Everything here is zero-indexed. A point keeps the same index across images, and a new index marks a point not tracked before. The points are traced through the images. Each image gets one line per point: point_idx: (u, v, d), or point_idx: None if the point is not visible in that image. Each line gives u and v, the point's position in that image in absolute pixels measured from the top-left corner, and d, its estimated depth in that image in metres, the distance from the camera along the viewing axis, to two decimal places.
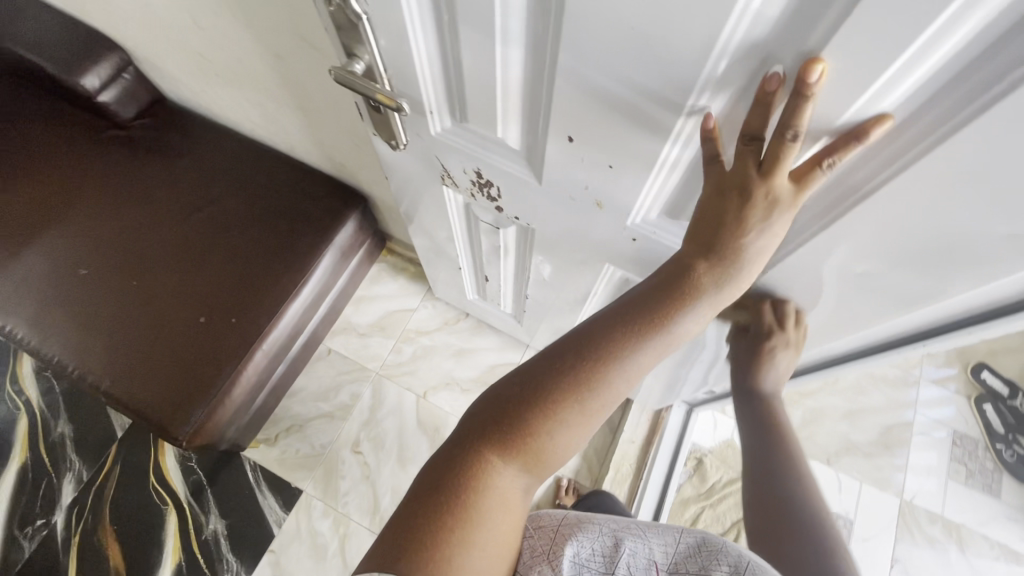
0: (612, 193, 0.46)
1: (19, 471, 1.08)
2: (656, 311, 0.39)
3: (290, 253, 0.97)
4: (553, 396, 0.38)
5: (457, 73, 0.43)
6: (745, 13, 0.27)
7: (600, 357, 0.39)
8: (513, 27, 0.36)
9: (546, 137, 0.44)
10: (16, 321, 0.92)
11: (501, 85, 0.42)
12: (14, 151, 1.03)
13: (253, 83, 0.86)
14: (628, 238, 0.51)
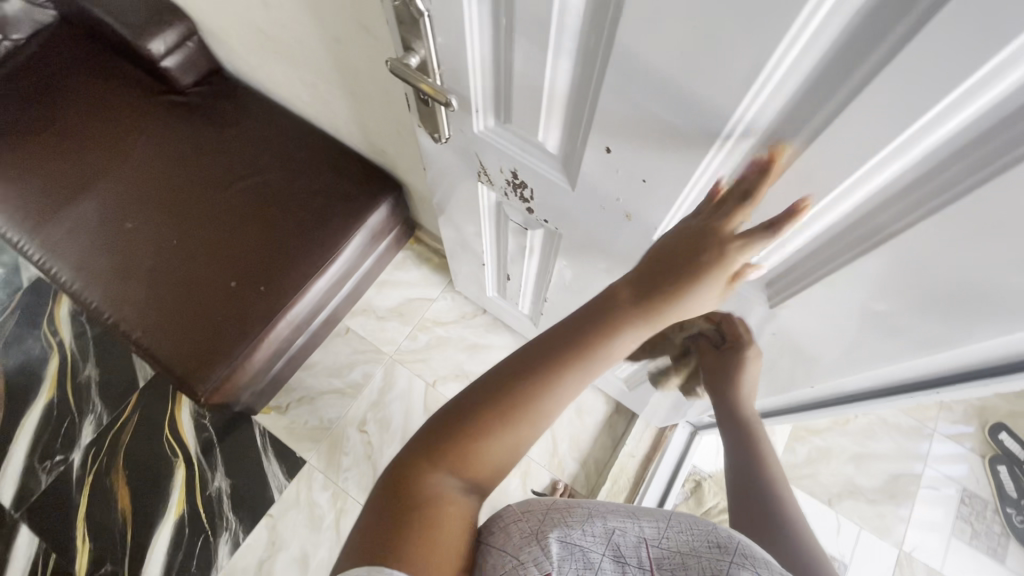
0: (643, 207, 0.47)
1: (45, 406, 1.14)
2: (601, 322, 0.42)
3: (323, 230, 1.00)
4: (499, 399, 0.40)
5: (506, 75, 0.45)
6: (788, 50, 0.28)
7: (544, 362, 0.41)
8: (566, 37, 0.38)
9: (585, 146, 0.46)
10: (63, 265, 0.97)
11: (547, 92, 0.43)
12: (79, 105, 1.08)
13: (309, 64, 0.90)
14: None
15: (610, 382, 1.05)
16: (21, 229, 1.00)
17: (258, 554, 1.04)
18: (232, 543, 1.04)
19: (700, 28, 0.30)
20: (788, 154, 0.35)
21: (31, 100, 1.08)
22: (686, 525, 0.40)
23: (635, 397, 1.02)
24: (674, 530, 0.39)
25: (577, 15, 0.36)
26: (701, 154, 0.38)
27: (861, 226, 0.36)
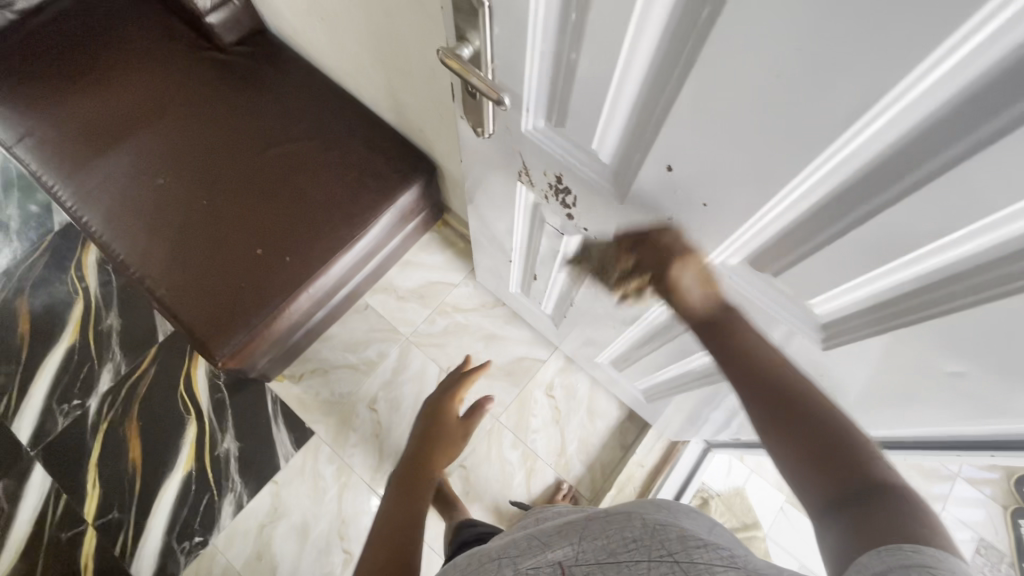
0: (696, 231, 0.44)
1: (67, 350, 1.16)
2: (441, 436, 0.87)
3: (354, 206, 0.98)
4: (410, 470, 0.77)
5: (566, 74, 0.42)
6: (897, 100, 0.25)
7: (422, 450, 0.82)
8: (642, 42, 0.34)
9: (642, 161, 0.42)
10: (93, 215, 0.98)
11: (609, 102, 0.40)
12: (121, 54, 1.07)
13: (354, 31, 0.87)
14: (700, 276, 0.49)
15: (626, 390, 1.03)
16: (56, 173, 1.00)
17: (260, 518, 1.05)
18: (236, 504, 1.06)
19: (806, 53, 0.26)
20: (876, 201, 0.31)
21: (73, 45, 1.07)
22: (603, 525, 0.40)
23: (650, 406, 1.00)
24: (589, 542, 0.39)
25: (658, 21, 0.32)
26: (776, 185, 0.34)
27: (953, 284, 0.32)
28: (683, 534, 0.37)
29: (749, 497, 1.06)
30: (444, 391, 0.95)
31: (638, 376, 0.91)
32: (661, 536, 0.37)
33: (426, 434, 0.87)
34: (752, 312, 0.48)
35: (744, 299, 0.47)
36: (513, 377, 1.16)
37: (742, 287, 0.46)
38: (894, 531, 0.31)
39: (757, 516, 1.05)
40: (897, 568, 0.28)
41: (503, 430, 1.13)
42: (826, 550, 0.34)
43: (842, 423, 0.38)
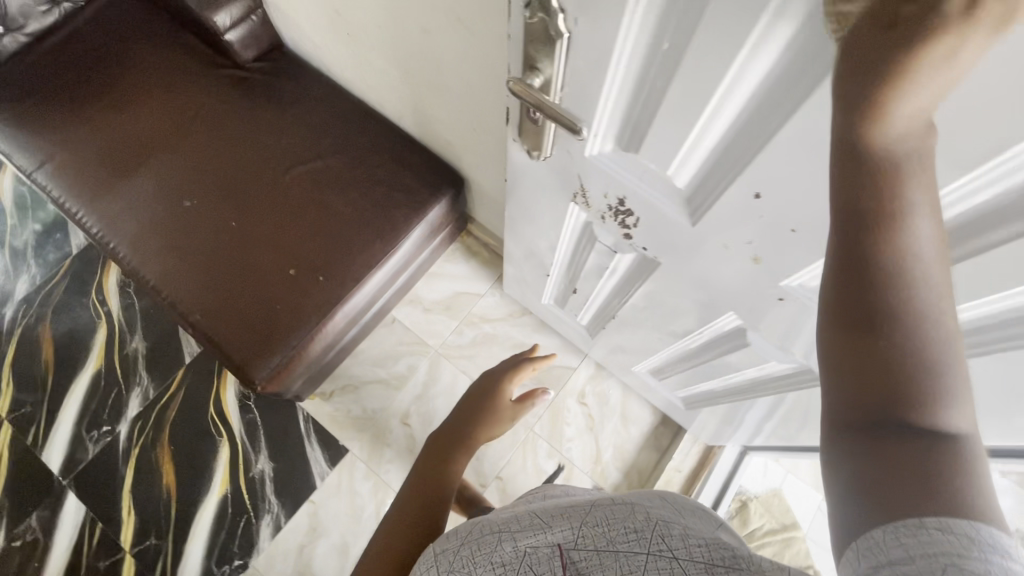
0: (778, 257, 0.44)
1: (92, 376, 1.14)
2: (480, 421, 0.82)
3: (384, 222, 0.97)
4: (432, 453, 0.74)
5: (648, 104, 0.41)
6: None
7: (459, 437, 0.78)
8: (747, 77, 0.34)
9: (727, 189, 0.42)
10: (120, 240, 0.96)
11: (698, 134, 0.40)
12: (138, 75, 1.06)
13: (382, 48, 0.86)
14: (774, 296, 0.49)
15: (662, 396, 1.03)
16: (79, 199, 0.99)
17: (300, 539, 1.05)
18: (274, 526, 1.05)
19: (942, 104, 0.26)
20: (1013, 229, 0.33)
21: (88, 66, 1.06)
22: (606, 513, 0.37)
23: (688, 412, 1.01)
24: (588, 527, 0.37)
25: (769, 59, 0.32)
26: None
27: None
28: (686, 534, 0.35)
29: (786, 498, 1.07)
30: (501, 372, 0.89)
31: (679, 384, 0.91)
32: (666, 528, 0.35)
33: (465, 418, 0.83)
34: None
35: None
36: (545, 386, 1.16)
37: None
38: (928, 496, 0.26)
39: (796, 516, 1.06)
40: (921, 558, 0.25)
41: (537, 440, 1.13)
42: (839, 484, 0.29)
43: (925, 334, 0.28)
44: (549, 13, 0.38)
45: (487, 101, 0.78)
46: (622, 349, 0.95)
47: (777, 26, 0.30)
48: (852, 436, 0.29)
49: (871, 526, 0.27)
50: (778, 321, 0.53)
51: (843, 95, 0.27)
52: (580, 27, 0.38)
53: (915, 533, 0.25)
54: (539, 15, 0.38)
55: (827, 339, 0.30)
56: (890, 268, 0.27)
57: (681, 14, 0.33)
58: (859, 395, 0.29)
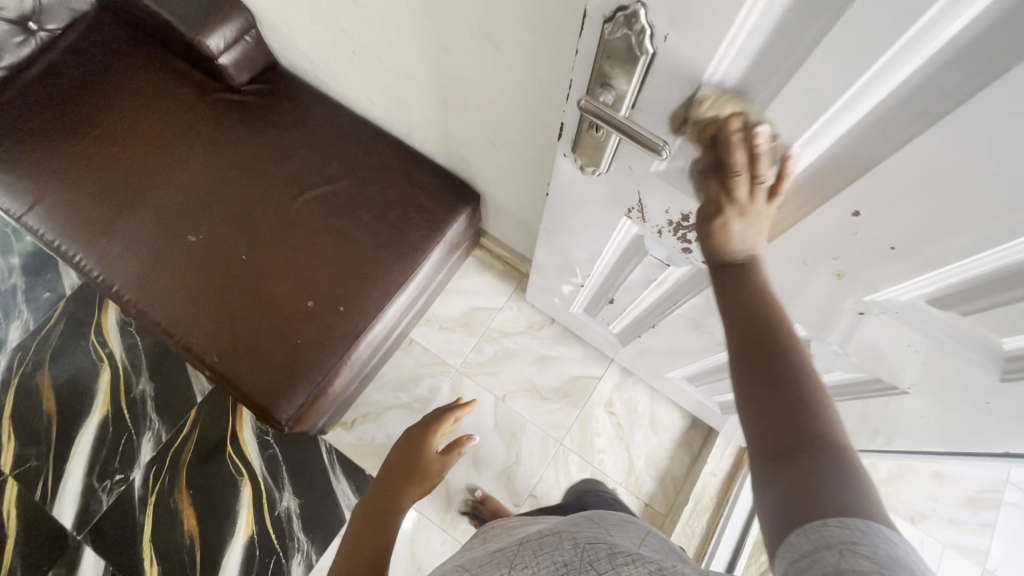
0: (868, 268, 0.44)
1: (100, 423, 1.09)
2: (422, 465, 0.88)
3: (401, 245, 0.94)
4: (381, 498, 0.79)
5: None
6: None
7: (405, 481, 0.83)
8: (868, 99, 0.33)
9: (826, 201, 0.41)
10: (123, 281, 0.91)
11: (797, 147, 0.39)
12: (126, 106, 1.00)
13: (393, 66, 0.82)
14: (854, 311, 0.50)
15: (694, 400, 1.02)
16: (75, 241, 0.93)
17: None
18: (305, 564, 1.02)
19: None
20: None
21: (70, 99, 1.00)
22: (546, 551, 0.43)
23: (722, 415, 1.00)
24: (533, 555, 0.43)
25: (896, 82, 0.31)
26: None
27: None
28: (611, 557, 0.40)
29: None
30: (434, 418, 0.95)
31: (717, 389, 0.90)
32: (592, 552, 0.41)
33: (405, 461, 0.88)
34: (917, 342, 0.48)
35: (913, 331, 0.47)
36: (572, 398, 1.14)
37: (906, 323, 0.47)
38: (828, 502, 0.33)
39: None
40: (823, 548, 0.30)
41: (568, 453, 1.11)
42: (765, 507, 0.35)
43: (810, 385, 0.38)
44: (634, 28, 0.36)
45: (507, 119, 0.75)
46: (656, 358, 0.93)
47: (917, 50, 0.29)
48: (772, 465, 0.36)
49: (788, 535, 0.32)
50: (854, 330, 0.53)
51: (702, 234, 0.46)
52: (673, 47, 0.36)
53: (822, 529, 0.31)
54: (621, 30, 0.36)
55: (741, 395, 0.40)
56: (769, 343, 0.40)
57: (800, 38, 0.32)
58: (772, 430, 0.37)
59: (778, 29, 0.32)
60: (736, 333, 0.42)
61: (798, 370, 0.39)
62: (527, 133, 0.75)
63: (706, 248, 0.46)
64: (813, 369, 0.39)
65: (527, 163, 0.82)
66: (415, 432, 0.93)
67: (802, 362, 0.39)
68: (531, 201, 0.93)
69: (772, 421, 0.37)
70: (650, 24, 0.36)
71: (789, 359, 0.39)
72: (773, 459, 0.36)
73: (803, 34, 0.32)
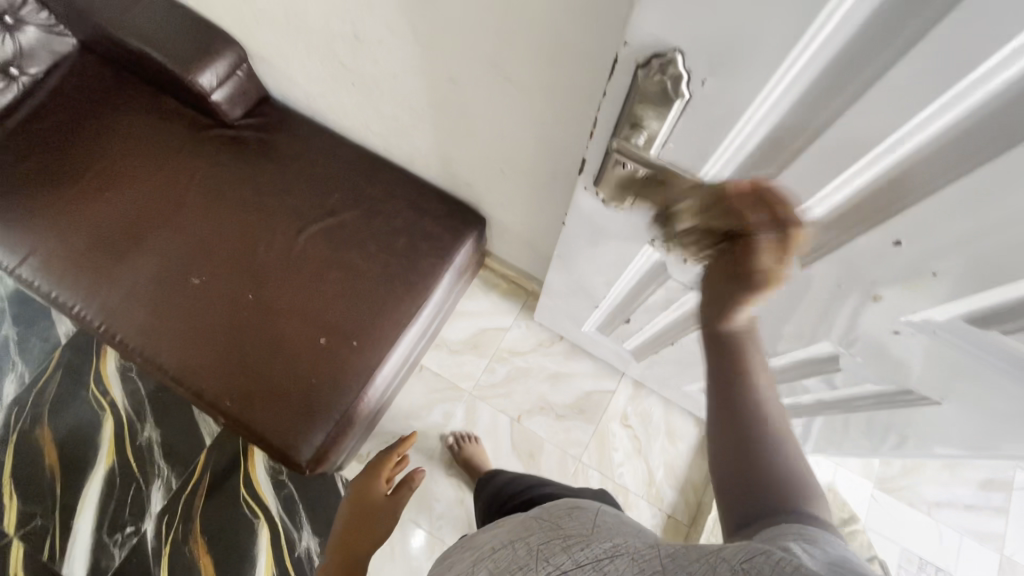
0: (906, 290, 0.45)
1: (106, 474, 1.06)
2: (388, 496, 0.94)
3: (410, 275, 0.93)
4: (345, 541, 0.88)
5: (779, 159, 0.41)
6: None
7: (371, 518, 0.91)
8: (911, 140, 0.34)
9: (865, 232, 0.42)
10: (126, 330, 0.89)
11: (838, 184, 0.40)
12: (116, 149, 0.98)
13: (393, 98, 0.81)
14: (890, 329, 0.51)
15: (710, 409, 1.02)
16: (74, 291, 0.91)
17: None
18: None
19: None
20: None
21: (58, 145, 0.97)
22: (503, 562, 0.47)
23: None
24: (532, 553, 0.46)
25: (941, 125, 0.32)
26: None
27: None
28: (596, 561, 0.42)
29: (841, 492, 1.07)
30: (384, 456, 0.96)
31: None
32: (547, 550, 0.45)
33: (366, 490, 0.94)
34: (955, 357, 0.49)
35: (950, 347, 0.48)
36: (587, 414, 1.14)
37: (944, 339, 0.48)
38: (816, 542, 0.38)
39: (852, 508, 1.07)
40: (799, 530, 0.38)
41: (587, 470, 1.11)
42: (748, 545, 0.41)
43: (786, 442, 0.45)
44: (669, 74, 0.36)
45: (517, 145, 0.75)
46: (673, 371, 0.94)
47: (964, 97, 0.29)
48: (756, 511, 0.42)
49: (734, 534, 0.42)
50: (887, 346, 0.54)
51: (714, 295, 0.47)
52: (710, 92, 0.36)
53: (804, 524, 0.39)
54: (656, 76, 0.37)
55: (730, 443, 0.45)
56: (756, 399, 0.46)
57: (847, 81, 0.32)
58: (759, 482, 0.43)
59: (824, 72, 0.33)
60: (724, 384, 0.46)
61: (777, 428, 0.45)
62: (538, 158, 0.74)
63: (706, 311, 0.48)
64: (785, 427, 0.46)
65: (536, 188, 0.82)
66: (373, 468, 0.96)
67: (777, 421, 0.46)
68: (538, 223, 0.92)
69: (737, 432, 0.45)
70: (688, 70, 0.36)
71: (768, 416, 0.45)
72: (757, 505, 0.42)
73: (849, 77, 0.32)
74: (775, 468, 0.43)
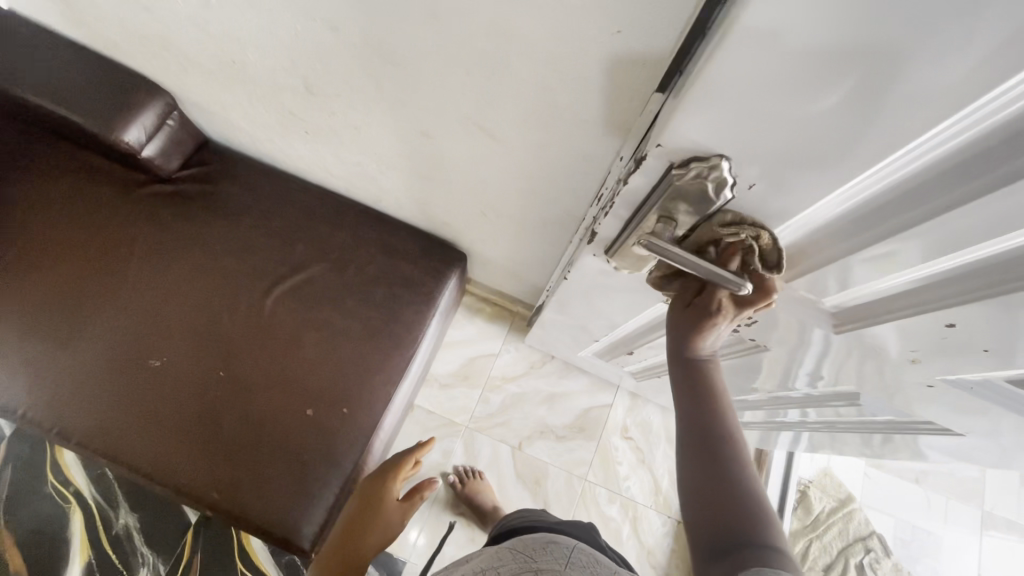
0: (947, 355, 0.44)
1: (84, 572, 0.97)
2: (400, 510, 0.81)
3: (396, 325, 0.87)
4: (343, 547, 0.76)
5: (828, 254, 0.39)
6: None
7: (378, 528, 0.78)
8: (984, 249, 0.32)
9: (911, 316, 0.41)
10: (81, 429, 0.79)
11: (894, 273, 0.38)
12: (36, 221, 0.86)
13: (355, 146, 0.74)
14: (925, 382, 0.51)
15: None
16: (11, 392, 0.80)
17: None
18: None
19: None
20: None
21: None
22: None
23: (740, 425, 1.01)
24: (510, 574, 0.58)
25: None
26: None
27: None
28: None
29: (837, 474, 1.12)
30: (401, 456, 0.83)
31: (740, 408, 0.91)
32: None
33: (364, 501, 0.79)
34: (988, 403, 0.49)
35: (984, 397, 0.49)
36: (588, 431, 1.13)
37: (986, 396, 0.47)
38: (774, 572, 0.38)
39: (848, 488, 1.12)
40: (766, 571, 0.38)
41: (595, 488, 1.10)
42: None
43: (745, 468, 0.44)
44: (712, 179, 0.34)
45: (500, 194, 0.70)
46: None
47: None
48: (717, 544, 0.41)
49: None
50: (914, 387, 0.54)
51: (680, 327, 0.46)
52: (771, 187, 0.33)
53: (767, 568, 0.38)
54: (699, 178, 0.34)
55: (694, 473, 0.44)
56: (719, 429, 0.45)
57: (917, 202, 0.32)
58: (722, 514, 0.42)
59: (913, 176, 0.30)
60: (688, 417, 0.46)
61: (740, 457, 0.44)
62: (524, 205, 0.70)
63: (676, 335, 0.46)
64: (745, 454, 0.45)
65: (523, 229, 0.77)
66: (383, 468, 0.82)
67: (739, 450, 0.45)
68: (524, 256, 0.88)
69: (696, 448, 0.45)
70: (734, 175, 0.34)
71: (731, 445, 0.45)
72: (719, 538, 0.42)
73: (941, 186, 0.30)
74: (737, 498, 0.42)
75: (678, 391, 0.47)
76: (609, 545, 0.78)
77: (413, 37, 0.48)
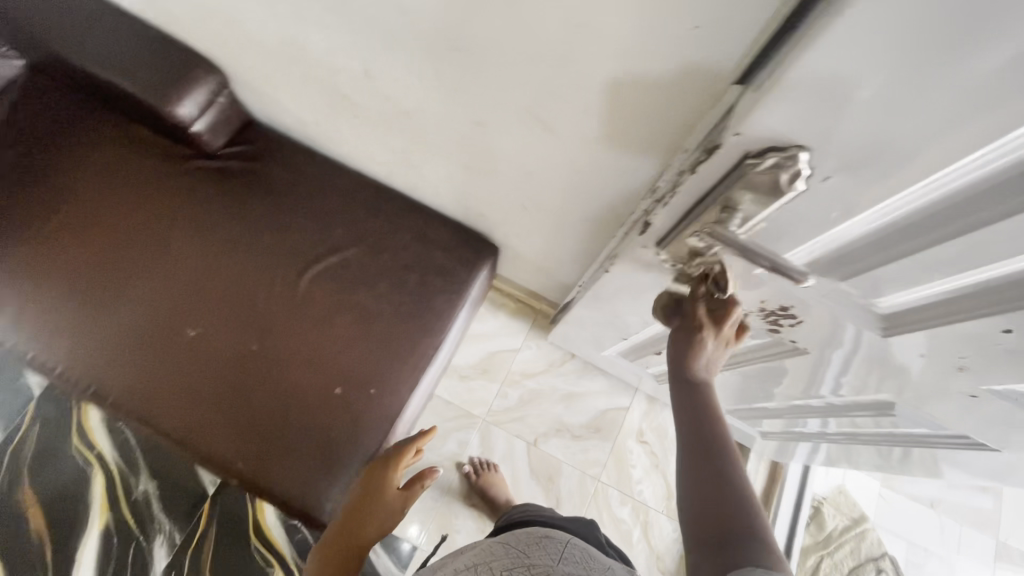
0: (995, 367, 0.44)
1: (101, 536, 0.98)
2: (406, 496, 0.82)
3: (426, 312, 0.88)
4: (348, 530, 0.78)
5: (889, 253, 0.40)
6: None
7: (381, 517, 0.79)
8: None
9: (963, 323, 0.41)
10: (115, 392, 0.81)
11: (952, 276, 0.39)
12: (84, 187, 0.88)
13: (402, 132, 0.75)
14: (966, 394, 0.51)
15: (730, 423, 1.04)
16: (50, 351, 0.82)
17: None
18: None
19: None
20: None
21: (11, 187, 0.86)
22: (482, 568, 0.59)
23: (759, 435, 1.01)
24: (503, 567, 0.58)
25: None
26: None
27: None
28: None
29: (851, 492, 1.11)
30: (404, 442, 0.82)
31: (762, 417, 0.91)
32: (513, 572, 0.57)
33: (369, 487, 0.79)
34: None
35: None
36: (604, 431, 1.13)
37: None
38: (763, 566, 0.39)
39: (862, 507, 1.11)
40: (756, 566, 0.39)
41: (607, 489, 1.10)
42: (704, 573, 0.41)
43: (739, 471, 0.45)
44: (784, 170, 0.35)
45: (543, 187, 0.71)
46: None
47: None
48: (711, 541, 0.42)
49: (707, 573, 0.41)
50: (950, 400, 0.54)
51: (678, 345, 0.50)
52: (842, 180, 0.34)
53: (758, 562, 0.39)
54: (773, 168, 0.36)
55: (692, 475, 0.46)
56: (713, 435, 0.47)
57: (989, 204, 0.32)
58: (715, 513, 0.43)
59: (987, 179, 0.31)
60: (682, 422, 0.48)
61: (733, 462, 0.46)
62: (567, 199, 0.71)
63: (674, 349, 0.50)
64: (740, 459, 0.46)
65: (561, 224, 0.78)
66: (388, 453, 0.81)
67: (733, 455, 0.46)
68: (556, 252, 0.89)
69: (692, 452, 0.47)
70: (811, 166, 0.35)
71: (725, 449, 0.46)
72: (712, 535, 0.42)
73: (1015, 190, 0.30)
74: (730, 498, 0.44)
75: (676, 399, 0.50)
76: (609, 542, 0.78)
77: (481, 24, 0.50)
